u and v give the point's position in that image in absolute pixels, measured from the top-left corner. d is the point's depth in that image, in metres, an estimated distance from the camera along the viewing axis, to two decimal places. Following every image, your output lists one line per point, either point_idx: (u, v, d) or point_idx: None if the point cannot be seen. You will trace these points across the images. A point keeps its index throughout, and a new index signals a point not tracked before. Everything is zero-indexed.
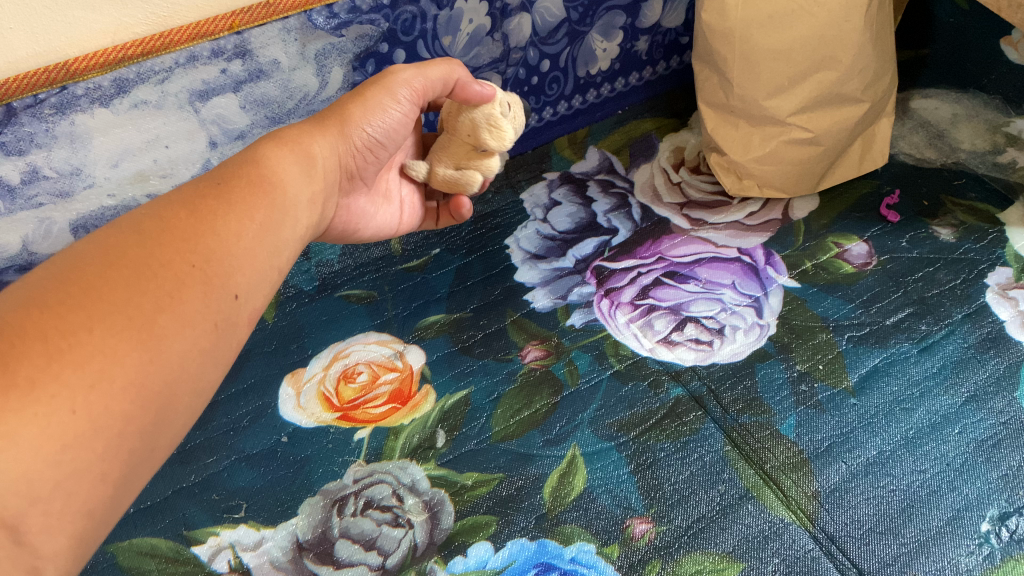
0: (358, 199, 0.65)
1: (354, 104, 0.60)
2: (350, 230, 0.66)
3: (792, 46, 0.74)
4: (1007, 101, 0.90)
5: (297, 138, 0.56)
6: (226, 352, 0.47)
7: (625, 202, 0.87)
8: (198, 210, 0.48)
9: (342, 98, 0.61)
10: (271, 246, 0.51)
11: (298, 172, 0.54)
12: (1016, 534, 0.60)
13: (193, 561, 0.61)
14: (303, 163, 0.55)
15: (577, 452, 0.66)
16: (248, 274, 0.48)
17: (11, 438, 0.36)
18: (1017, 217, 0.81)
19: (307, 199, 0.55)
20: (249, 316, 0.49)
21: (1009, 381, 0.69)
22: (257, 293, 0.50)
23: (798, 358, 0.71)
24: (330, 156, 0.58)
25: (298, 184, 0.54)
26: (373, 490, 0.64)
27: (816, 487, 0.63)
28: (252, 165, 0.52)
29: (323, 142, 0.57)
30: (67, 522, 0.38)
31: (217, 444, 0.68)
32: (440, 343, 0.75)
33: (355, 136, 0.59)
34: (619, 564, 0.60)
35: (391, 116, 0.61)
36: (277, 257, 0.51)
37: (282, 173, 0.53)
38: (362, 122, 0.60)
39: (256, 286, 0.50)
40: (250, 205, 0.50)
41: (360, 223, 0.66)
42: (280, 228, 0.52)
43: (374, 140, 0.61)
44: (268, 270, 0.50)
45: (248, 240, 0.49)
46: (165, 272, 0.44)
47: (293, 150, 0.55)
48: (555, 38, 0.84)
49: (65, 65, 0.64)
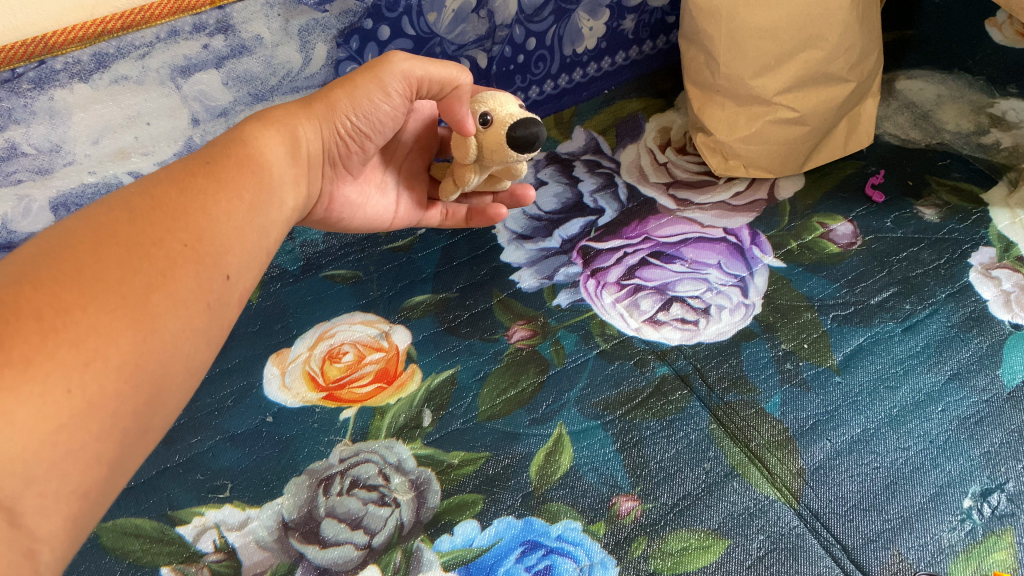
0: (345, 187, 0.64)
1: (341, 89, 0.59)
2: (333, 219, 0.66)
3: (780, 24, 0.74)
4: (991, 83, 0.90)
5: (285, 118, 0.57)
6: (217, 331, 0.47)
7: (611, 181, 0.87)
8: (188, 189, 0.48)
9: (331, 82, 0.60)
10: (260, 226, 0.51)
11: (283, 152, 0.55)
12: (998, 510, 0.60)
13: (178, 541, 0.60)
14: (288, 143, 0.56)
15: (564, 431, 0.66)
16: (239, 253, 0.49)
17: (8, 417, 0.35)
18: (1000, 198, 0.81)
19: (293, 178, 0.55)
20: (239, 296, 0.49)
21: (991, 359, 0.69)
22: (247, 273, 0.50)
23: (783, 337, 0.71)
24: (314, 138, 0.58)
25: (284, 164, 0.54)
26: (360, 469, 0.64)
27: (801, 465, 0.63)
28: (240, 144, 0.53)
29: (311, 126, 0.57)
30: (69, 507, 0.38)
31: (202, 425, 0.67)
32: (427, 322, 0.74)
33: (340, 123, 0.59)
34: (605, 541, 0.60)
35: (378, 107, 0.59)
36: (264, 237, 0.52)
37: (269, 153, 0.54)
38: (349, 110, 0.58)
39: (245, 266, 0.50)
40: (240, 183, 0.51)
41: (344, 214, 0.65)
42: (265, 210, 0.52)
43: (358, 129, 0.60)
44: (256, 251, 0.51)
45: (240, 219, 0.49)
46: (157, 251, 0.44)
47: (279, 130, 0.56)
48: (541, 16, 0.84)
49: (43, 39, 0.63)
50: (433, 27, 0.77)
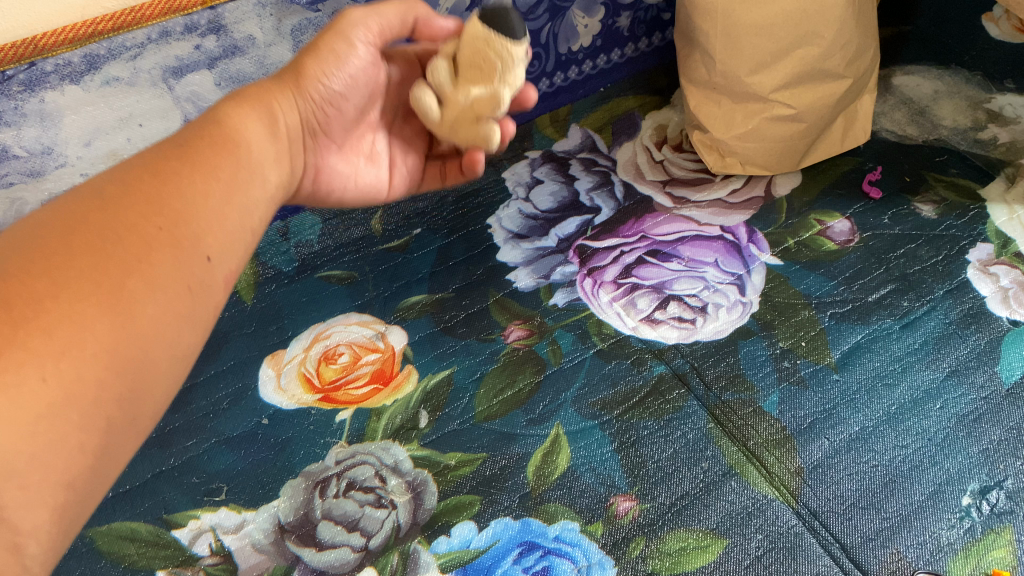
0: (333, 160, 0.59)
1: (308, 55, 0.56)
2: (325, 197, 0.60)
3: (775, 21, 0.74)
4: (988, 78, 0.90)
5: (260, 94, 0.54)
6: (202, 315, 0.46)
7: (608, 180, 0.86)
8: (162, 172, 0.46)
9: (300, 52, 0.57)
10: (242, 205, 0.49)
11: (261, 129, 0.52)
12: (997, 507, 0.60)
13: (174, 545, 0.60)
14: (265, 119, 0.53)
15: (561, 431, 0.66)
16: (220, 235, 0.47)
17: None
18: (998, 193, 0.81)
19: (275, 155, 0.53)
20: (225, 277, 0.47)
21: (990, 356, 0.69)
22: (233, 254, 0.48)
23: (781, 335, 0.71)
24: (292, 113, 0.55)
25: (263, 142, 0.52)
26: (356, 471, 0.64)
27: (799, 463, 0.63)
28: (217, 123, 0.51)
29: (286, 98, 0.55)
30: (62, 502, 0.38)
31: (197, 427, 0.67)
32: (423, 323, 0.74)
33: (314, 90, 0.55)
34: (603, 542, 0.59)
35: (352, 64, 0.56)
36: (248, 217, 0.50)
37: (246, 131, 0.51)
38: (320, 73, 0.55)
39: (229, 247, 0.48)
40: (216, 162, 0.48)
41: (335, 188, 0.60)
42: (245, 190, 0.49)
43: (334, 94, 0.56)
44: (240, 231, 0.49)
45: (218, 199, 0.47)
46: (130, 236, 0.42)
47: (255, 108, 0.53)
48: (536, 13, 0.83)
49: (32, 40, 0.62)
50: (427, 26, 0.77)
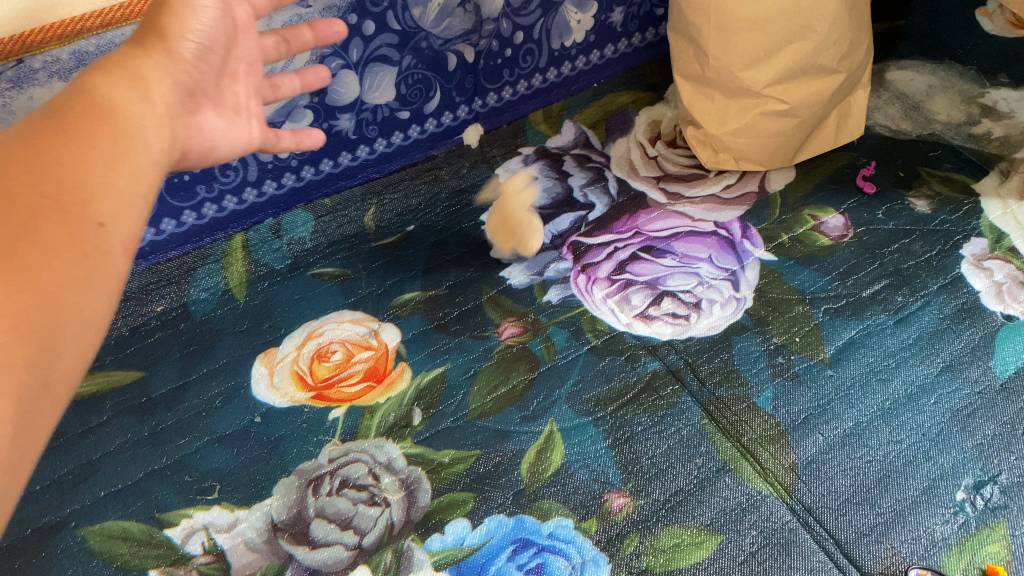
0: (206, 115, 0.55)
1: (162, 14, 0.51)
2: (206, 158, 0.56)
3: (767, 16, 0.73)
4: (982, 72, 0.90)
5: (124, 61, 0.48)
6: (110, 285, 0.40)
7: (601, 176, 0.86)
8: (37, 141, 0.40)
9: (151, 12, 0.53)
10: (132, 165, 0.44)
11: (136, 92, 0.47)
12: (991, 502, 0.60)
13: (167, 544, 0.60)
14: (139, 82, 0.47)
15: (555, 428, 0.66)
16: (111, 198, 0.41)
17: None
18: (991, 188, 0.81)
19: (156, 117, 0.47)
20: (126, 244, 0.42)
21: (984, 351, 0.69)
22: (129, 219, 0.42)
23: (775, 330, 0.71)
24: (163, 73, 0.50)
25: (138, 103, 0.46)
26: (349, 469, 0.64)
27: (794, 459, 0.63)
28: (82, 90, 0.45)
29: (156, 62, 0.49)
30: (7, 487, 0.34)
31: (189, 426, 0.67)
32: (416, 320, 0.74)
33: (178, 48, 0.51)
34: (597, 538, 0.59)
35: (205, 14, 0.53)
36: (139, 179, 0.44)
37: (119, 96, 0.46)
38: (182, 30, 0.51)
39: (124, 211, 0.42)
40: (95, 125, 0.43)
41: (213, 144, 0.56)
42: (131, 153, 0.44)
43: (196, 48, 0.52)
44: (134, 193, 0.43)
45: (103, 161, 0.42)
46: (13, 204, 0.37)
47: (122, 72, 0.47)
48: (528, 9, 0.83)
49: (20, 37, 0.62)
50: (418, 22, 0.77)
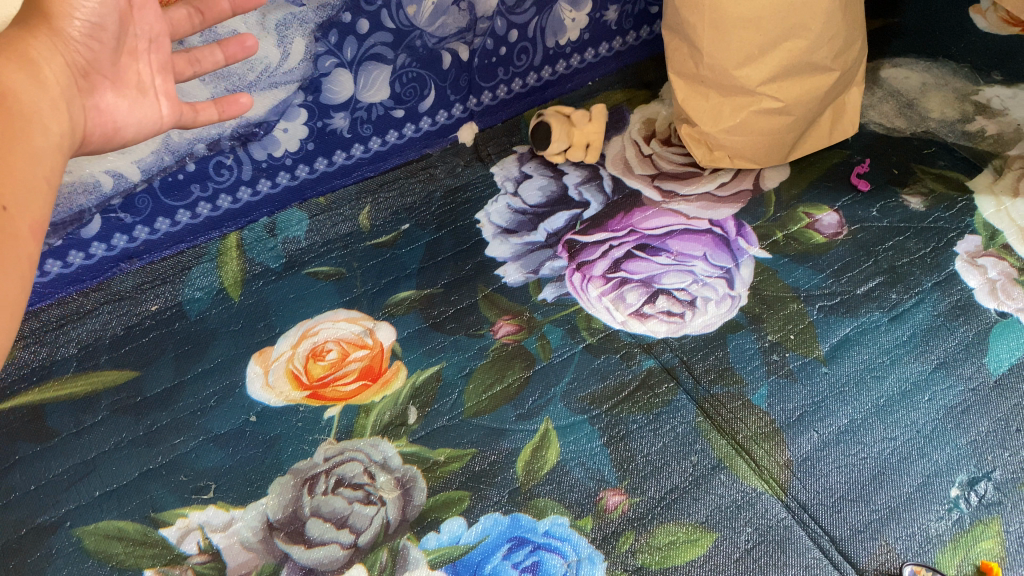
0: (104, 95, 0.57)
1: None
2: (109, 139, 0.58)
3: (761, 14, 0.73)
4: (975, 70, 0.90)
5: (12, 45, 0.50)
6: (15, 263, 0.45)
7: (596, 174, 0.86)
8: None
9: None
10: (25, 152, 0.48)
11: (25, 78, 0.50)
12: (985, 498, 0.60)
13: (162, 544, 0.60)
14: (31, 68, 0.50)
15: (550, 426, 0.66)
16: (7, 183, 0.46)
17: None
18: (985, 185, 0.81)
19: (48, 102, 0.51)
20: (29, 224, 0.47)
21: (978, 347, 0.69)
22: (30, 199, 0.47)
23: (769, 328, 0.71)
24: (52, 57, 0.52)
25: (31, 90, 0.50)
26: (345, 468, 0.64)
27: (788, 456, 0.63)
28: None
29: (43, 44, 0.52)
30: None
31: (184, 425, 0.67)
32: (411, 319, 0.74)
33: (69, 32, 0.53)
34: (593, 536, 0.59)
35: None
36: (38, 163, 0.48)
37: (10, 84, 0.49)
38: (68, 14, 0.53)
39: (22, 194, 0.47)
40: None
41: (116, 125, 0.58)
42: (22, 138, 0.48)
43: (89, 29, 0.54)
44: (32, 176, 0.48)
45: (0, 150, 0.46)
46: None
47: (14, 59, 0.50)
48: (522, 7, 0.83)
49: None
50: (413, 20, 0.77)
